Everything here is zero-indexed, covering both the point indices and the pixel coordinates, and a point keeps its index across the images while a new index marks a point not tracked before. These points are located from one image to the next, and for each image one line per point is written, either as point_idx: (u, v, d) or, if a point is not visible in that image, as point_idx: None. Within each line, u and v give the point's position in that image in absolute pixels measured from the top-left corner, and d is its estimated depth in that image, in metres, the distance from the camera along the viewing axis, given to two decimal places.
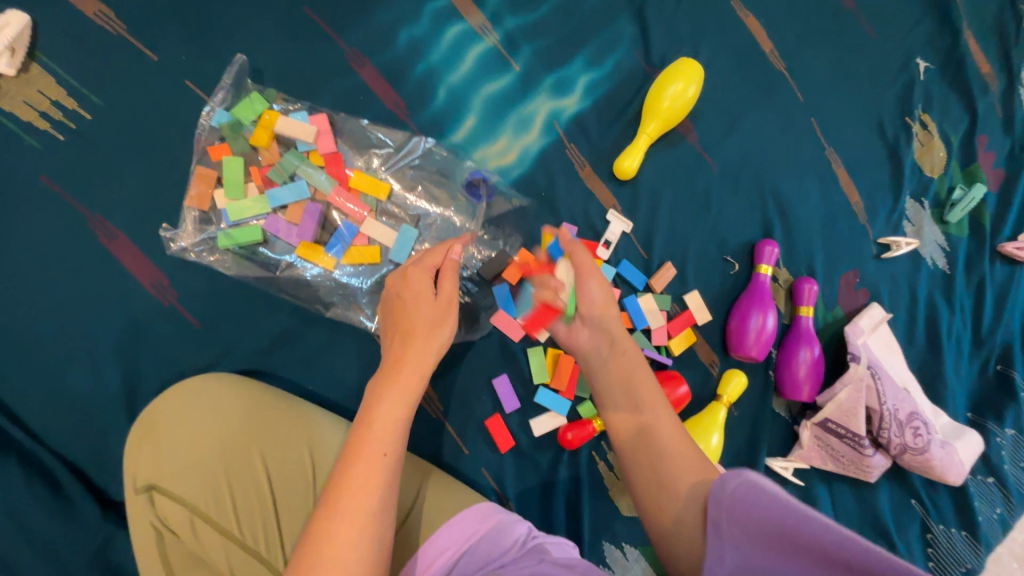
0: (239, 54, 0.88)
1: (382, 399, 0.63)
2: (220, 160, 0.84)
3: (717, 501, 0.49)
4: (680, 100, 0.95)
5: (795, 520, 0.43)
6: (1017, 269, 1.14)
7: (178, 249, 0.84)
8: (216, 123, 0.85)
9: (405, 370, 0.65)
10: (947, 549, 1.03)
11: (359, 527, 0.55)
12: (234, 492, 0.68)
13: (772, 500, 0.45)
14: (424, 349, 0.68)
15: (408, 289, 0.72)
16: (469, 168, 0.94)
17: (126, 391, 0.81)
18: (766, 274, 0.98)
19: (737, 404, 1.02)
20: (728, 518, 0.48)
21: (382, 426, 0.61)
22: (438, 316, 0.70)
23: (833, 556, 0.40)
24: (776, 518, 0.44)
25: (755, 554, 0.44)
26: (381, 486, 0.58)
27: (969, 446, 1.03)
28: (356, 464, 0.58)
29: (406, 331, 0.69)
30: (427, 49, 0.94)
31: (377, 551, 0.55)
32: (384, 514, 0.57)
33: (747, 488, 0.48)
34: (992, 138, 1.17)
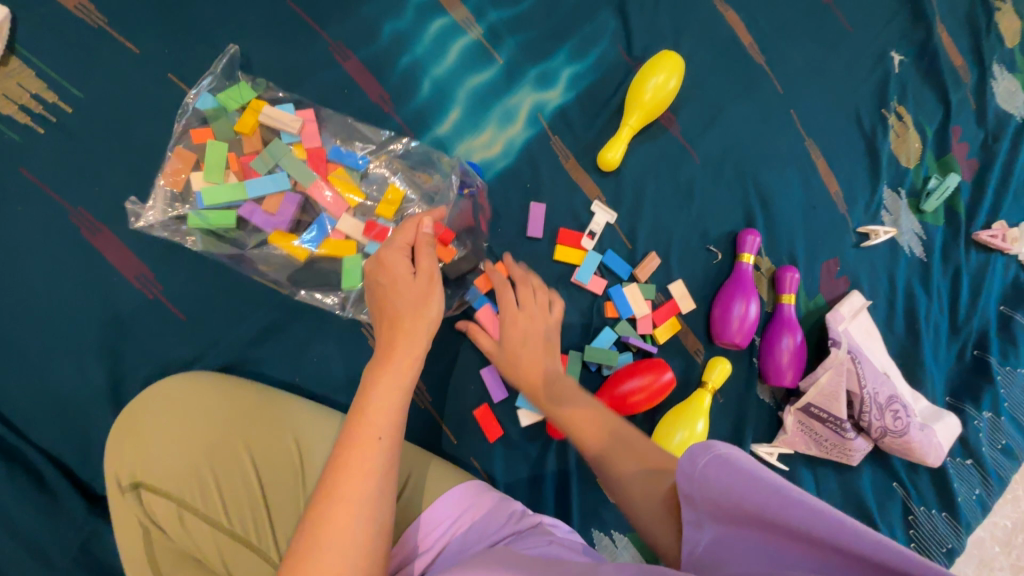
0: (233, 44, 0.89)
1: (374, 384, 0.65)
2: (203, 143, 0.85)
3: (688, 476, 0.51)
4: (661, 92, 0.96)
5: (768, 500, 0.43)
6: (991, 256, 1.18)
7: (144, 223, 0.82)
8: (200, 106, 0.85)
9: (396, 354, 0.67)
10: (928, 529, 1.06)
11: (359, 507, 0.55)
12: (222, 484, 0.68)
13: (744, 480, 0.46)
14: (412, 333, 0.70)
15: (388, 273, 0.73)
16: (451, 163, 0.93)
17: (112, 385, 0.80)
18: (748, 262, 1.00)
19: (722, 391, 1.04)
20: (702, 494, 0.50)
21: (375, 409, 0.62)
22: (422, 296, 0.72)
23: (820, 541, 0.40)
24: (743, 500, 0.45)
25: (731, 529, 0.46)
26: (379, 466, 0.58)
27: (947, 428, 1.06)
28: (352, 449, 0.58)
29: (393, 315, 0.70)
30: (410, 42, 0.95)
31: (378, 531, 0.55)
32: (384, 494, 0.57)
33: (719, 465, 0.49)
34: (965, 130, 1.20)
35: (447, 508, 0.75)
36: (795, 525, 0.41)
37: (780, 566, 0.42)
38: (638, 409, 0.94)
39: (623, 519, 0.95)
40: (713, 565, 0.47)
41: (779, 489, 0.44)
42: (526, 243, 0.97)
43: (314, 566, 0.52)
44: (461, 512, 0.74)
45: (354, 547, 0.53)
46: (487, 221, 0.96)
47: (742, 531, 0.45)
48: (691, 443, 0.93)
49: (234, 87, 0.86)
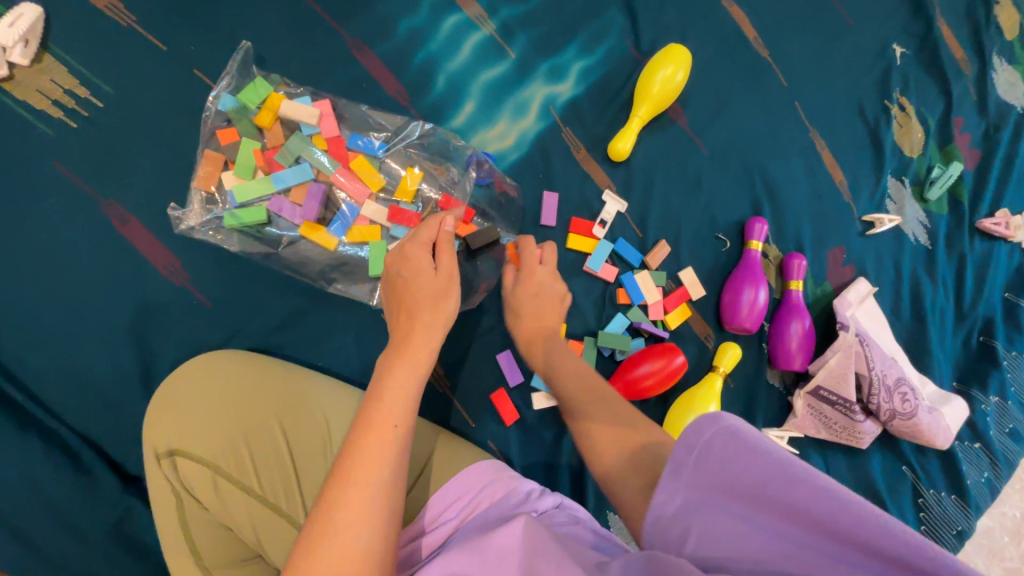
0: (245, 41, 0.91)
1: (390, 373, 0.67)
2: (228, 143, 0.87)
3: (689, 445, 0.51)
4: (669, 84, 0.99)
5: (784, 484, 0.44)
6: (995, 244, 1.20)
7: (186, 228, 0.86)
8: (222, 106, 0.88)
9: (415, 344, 0.69)
10: (938, 512, 1.07)
11: (375, 493, 0.57)
12: (254, 456, 0.70)
13: (753, 457, 0.47)
14: (431, 325, 0.72)
15: (410, 266, 0.76)
16: (469, 152, 0.97)
17: (142, 369, 0.83)
18: (756, 249, 1.02)
19: (733, 376, 1.06)
20: (700, 467, 0.50)
21: (393, 397, 0.64)
22: (440, 291, 0.74)
23: (825, 523, 0.42)
24: (759, 480, 0.46)
25: (720, 500, 0.48)
26: (394, 453, 0.60)
27: (955, 411, 1.08)
28: (370, 435, 0.60)
29: (412, 306, 0.73)
30: (425, 38, 0.97)
31: (390, 517, 0.57)
32: (398, 482, 0.59)
33: (728, 441, 0.49)
34: (967, 121, 1.22)
35: (452, 489, 0.78)
36: (804, 504, 0.43)
37: (768, 539, 0.44)
38: (651, 393, 0.96)
39: None
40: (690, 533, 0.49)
41: (789, 472, 0.45)
42: (539, 232, 0.99)
43: (327, 546, 0.53)
44: (466, 492, 0.78)
45: (370, 530, 0.55)
46: (500, 211, 0.99)
47: (738, 502, 0.47)
48: None
49: (252, 83, 0.88)
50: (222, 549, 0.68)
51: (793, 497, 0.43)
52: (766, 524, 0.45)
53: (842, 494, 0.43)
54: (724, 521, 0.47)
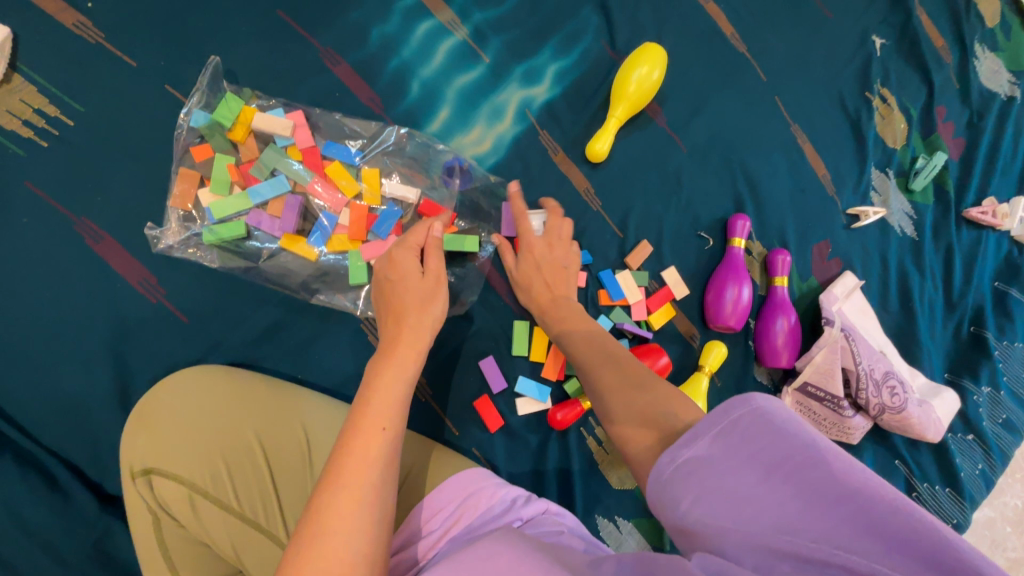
0: (214, 55, 0.91)
1: (377, 378, 0.66)
2: (202, 159, 0.87)
3: (719, 418, 0.49)
4: (645, 83, 0.99)
5: (807, 460, 0.43)
6: (983, 233, 1.19)
7: (164, 247, 0.86)
8: (194, 122, 0.87)
9: (400, 347, 0.70)
10: (931, 505, 1.07)
11: (362, 494, 0.56)
12: (231, 470, 0.69)
13: (779, 435, 0.45)
14: (418, 327, 0.73)
15: (396, 270, 0.76)
16: (446, 156, 0.97)
17: (121, 388, 0.83)
18: (739, 247, 1.02)
19: (720, 375, 1.05)
20: (727, 437, 0.47)
21: (380, 399, 0.64)
22: (427, 295, 0.75)
23: (847, 502, 0.40)
24: (783, 452, 0.44)
25: (744, 473, 0.44)
26: (383, 454, 0.59)
27: (946, 403, 1.07)
28: (358, 436, 0.60)
29: (399, 309, 0.73)
30: (398, 45, 0.97)
31: (380, 517, 0.56)
32: (387, 482, 0.58)
33: (758, 420, 0.47)
34: (950, 110, 1.22)
35: (435, 498, 0.77)
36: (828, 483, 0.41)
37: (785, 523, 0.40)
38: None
39: (625, 504, 0.97)
40: (701, 499, 0.45)
41: (814, 452, 0.43)
42: None
43: (317, 549, 0.52)
44: (450, 498, 0.77)
45: (358, 529, 0.54)
46: (480, 213, 0.98)
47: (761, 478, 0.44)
48: None
49: (223, 99, 0.88)
50: (202, 564, 0.67)
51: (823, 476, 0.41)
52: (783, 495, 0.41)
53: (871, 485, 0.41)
54: (730, 483, 0.45)
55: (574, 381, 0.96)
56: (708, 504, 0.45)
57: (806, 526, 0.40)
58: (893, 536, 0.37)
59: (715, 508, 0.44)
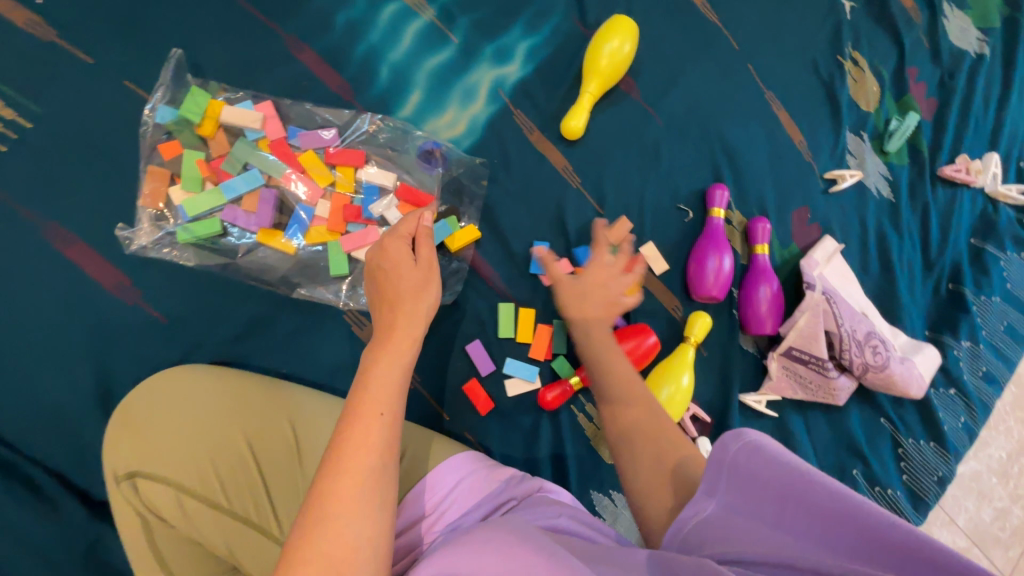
0: (177, 49, 0.89)
1: (372, 365, 0.64)
2: (170, 156, 0.86)
3: (719, 460, 0.55)
4: (618, 57, 0.98)
5: (808, 488, 0.48)
6: (958, 191, 1.20)
7: (137, 248, 0.84)
8: (161, 119, 0.86)
9: (394, 334, 0.68)
10: (917, 459, 1.09)
11: (360, 482, 0.55)
12: (219, 469, 0.67)
13: (765, 462, 0.52)
14: (413, 314, 0.71)
15: (388, 258, 0.75)
16: (420, 140, 0.96)
17: (104, 392, 0.81)
18: (719, 216, 1.02)
19: (706, 345, 1.06)
20: (734, 480, 0.53)
21: (375, 387, 0.62)
22: (420, 283, 0.73)
23: (847, 522, 0.45)
24: (790, 483, 0.49)
25: (758, 508, 0.50)
26: (380, 442, 0.58)
27: (927, 360, 1.09)
28: (355, 424, 0.58)
29: (393, 297, 0.72)
30: (365, 30, 0.95)
31: (382, 504, 0.56)
32: (385, 470, 0.57)
33: (750, 453, 0.53)
34: (922, 70, 1.22)
35: (424, 482, 0.77)
36: (829, 508, 0.46)
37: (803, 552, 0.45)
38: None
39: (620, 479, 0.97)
40: (722, 535, 0.50)
41: (808, 477, 0.49)
42: (499, 218, 0.98)
43: (322, 532, 0.52)
44: (438, 481, 0.78)
45: (358, 515, 0.53)
46: (458, 196, 0.97)
47: (773, 510, 0.49)
48: (678, 397, 0.95)
49: (189, 93, 0.87)
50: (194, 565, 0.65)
51: (829, 507, 0.46)
52: (798, 525, 0.47)
53: (858, 501, 0.46)
54: (750, 525, 0.50)
55: (562, 361, 0.96)
56: (727, 541, 0.49)
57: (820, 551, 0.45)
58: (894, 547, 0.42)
59: (743, 549, 0.48)
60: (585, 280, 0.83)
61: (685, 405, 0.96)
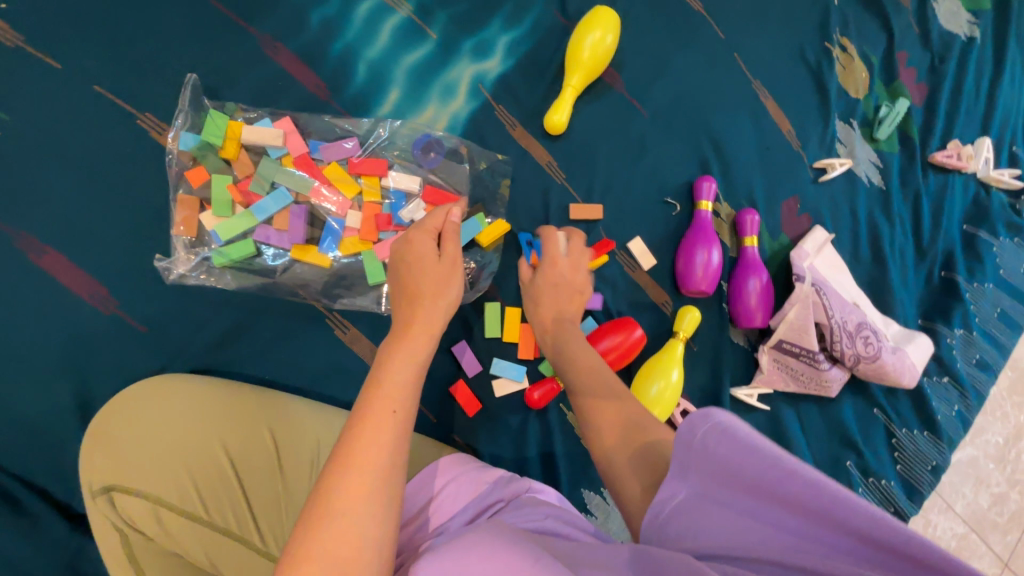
0: (190, 73, 0.88)
1: (386, 361, 0.60)
2: (199, 182, 0.85)
3: (688, 444, 0.51)
4: (600, 49, 0.96)
5: (778, 477, 0.45)
6: (949, 177, 1.19)
7: (176, 276, 0.84)
8: (184, 146, 0.85)
9: (413, 330, 0.63)
10: (911, 449, 1.09)
11: (372, 480, 0.50)
12: (197, 479, 0.66)
13: (740, 448, 0.48)
14: (432, 312, 0.66)
15: (412, 253, 0.71)
16: (399, 138, 0.94)
17: (82, 404, 0.80)
18: (706, 209, 1.01)
19: (696, 340, 1.05)
20: (704, 464, 0.50)
21: (391, 383, 0.57)
22: (443, 277, 0.69)
23: (818, 512, 0.43)
24: (758, 469, 0.46)
25: (730, 494, 0.48)
26: (393, 441, 0.53)
27: (920, 349, 1.08)
28: (369, 421, 0.54)
29: (414, 292, 0.68)
30: (340, 27, 0.93)
31: (389, 508, 0.50)
32: (396, 472, 0.52)
33: (719, 436, 0.49)
34: (912, 55, 1.21)
35: (414, 483, 0.76)
36: (800, 497, 0.44)
37: (774, 538, 0.45)
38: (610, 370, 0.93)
39: None
40: (695, 522, 0.49)
41: (778, 463, 0.46)
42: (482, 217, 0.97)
43: (327, 528, 0.47)
44: (426, 483, 0.76)
45: (366, 515, 0.48)
46: None
47: (743, 495, 0.47)
48: (668, 393, 0.94)
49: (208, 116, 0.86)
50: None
51: (800, 496, 0.44)
52: (775, 516, 0.45)
53: (829, 487, 0.43)
54: (723, 512, 0.48)
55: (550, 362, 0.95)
56: (702, 529, 0.48)
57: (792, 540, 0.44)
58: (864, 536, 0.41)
59: (716, 542, 0.47)
60: (542, 280, 0.88)
61: (675, 401, 0.95)
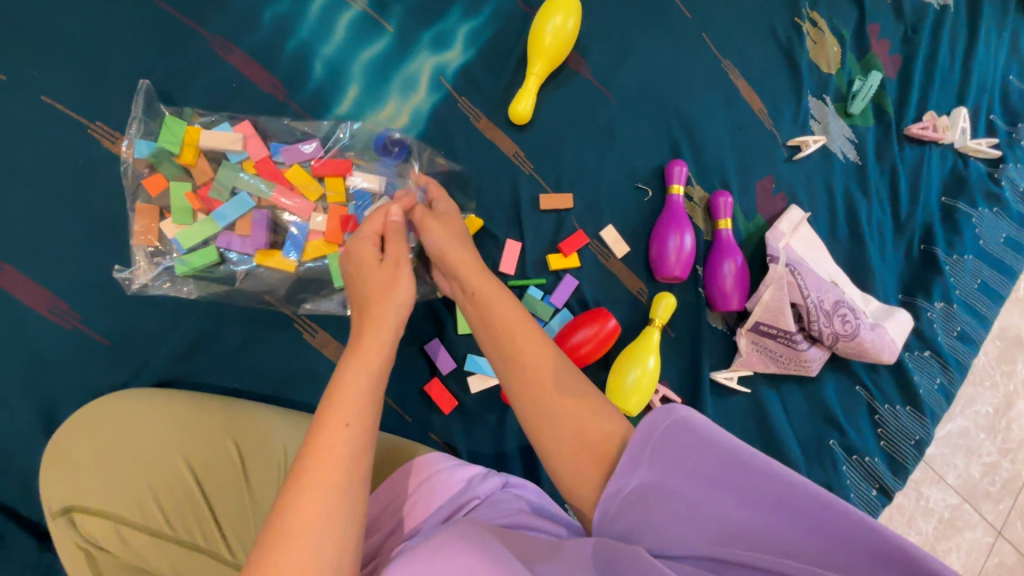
0: (143, 78, 0.86)
1: (340, 378, 0.57)
2: (157, 191, 0.83)
3: (647, 438, 0.50)
4: (561, 34, 0.94)
5: (735, 467, 0.47)
6: (926, 149, 1.17)
7: (138, 287, 0.83)
8: (138, 154, 0.83)
9: (363, 340, 0.60)
10: (893, 424, 1.08)
11: (326, 495, 0.49)
12: (159, 494, 0.65)
13: (693, 440, 0.49)
14: (381, 320, 0.63)
15: (354, 263, 0.69)
16: (360, 136, 0.92)
17: (47, 421, 0.79)
18: (678, 193, 0.99)
19: (673, 326, 1.04)
20: (663, 457, 0.49)
21: (343, 392, 0.55)
22: (386, 282, 0.66)
23: (772, 498, 0.44)
24: (718, 462, 0.47)
25: (688, 485, 0.47)
26: (348, 454, 0.52)
27: (899, 324, 1.07)
28: (320, 435, 0.52)
29: (361, 301, 0.65)
30: (294, 25, 0.91)
31: (349, 520, 0.49)
32: (354, 484, 0.51)
33: (679, 431, 0.50)
34: (884, 27, 1.19)
35: (382, 488, 0.72)
36: (756, 484, 0.45)
37: (731, 528, 0.45)
38: (586, 363, 0.92)
39: None
40: (651, 515, 0.48)
41: (735, 456, 0.47)
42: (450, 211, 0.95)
43: (286, 547, 0.46)
44: (396, 488, 0.72)
45: (321, 530, 0.47)
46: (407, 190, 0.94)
47: (700, 486, 0.47)
48: (645, 380, 0.93)
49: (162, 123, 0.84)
50: None
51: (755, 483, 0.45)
52: (729, 503, 0.46)
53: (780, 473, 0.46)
54: (678, 503, 0.47)
55: None
56: (658, 520, 0.48)
57: (748, 527, 0.44)
58: (812, 518, 0.43)
59: (671, 539, 0.47)
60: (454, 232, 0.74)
61: (653, 388, 0.94)
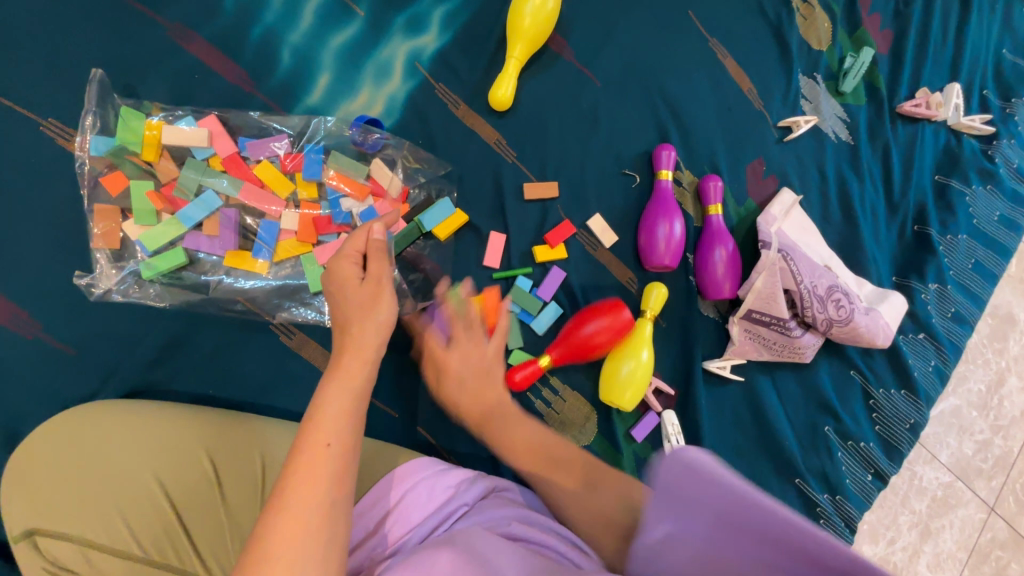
0: (97, 69, 0.81)
1: (320, 402, 0.54)
2: (116, 189, 0.79)
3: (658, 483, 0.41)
4: (541, 14, 0.89)
5: (745, 515, 0.36)
6: (919, 126, 1.15)
7: (100, 293, 0.79)
8: (96, 151, 0.79)
9: (345, 358, 0.58)
10: (888, 409, 1.07)
11: (305, 526, 0.45)
12: (127, 514, 0.62)
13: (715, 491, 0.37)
14: (364, 341, 0.60)
15: (335, 282, 0.64)
16: (334, 127, 0.87)
17: (12, 437, 0.76)
18: (667, 179, 0.95)
19: (663, 316, 1.01)
20: (673, 504, 0.40)
21: (323, 419, 0.52)
22: (367, 302, 0.61)
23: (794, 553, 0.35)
24: (726, 509, 0.37)
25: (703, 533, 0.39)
26: (329, 482, 0.48)
27: (894, 307, 1.05)
28: (298, 463, 0.49)
29: (340, 321, 0.61)
30: (259, 10, 0.86)
31: (329, 550, 0.46)
32: (335, 514, 0.48)
33: (677, 476, 0.39)
34: (875, 1, 1.15)
35: (366, 499, 0.69)
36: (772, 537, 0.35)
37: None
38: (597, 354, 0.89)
39: None
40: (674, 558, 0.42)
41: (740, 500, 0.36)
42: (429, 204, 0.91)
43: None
44: (382, 496, 0.69)
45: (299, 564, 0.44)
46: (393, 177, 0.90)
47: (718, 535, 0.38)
48: (639, 373, 0.90)
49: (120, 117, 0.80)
50: None
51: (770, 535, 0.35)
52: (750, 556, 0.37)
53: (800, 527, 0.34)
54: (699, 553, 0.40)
55: (519, 352, 0.92)
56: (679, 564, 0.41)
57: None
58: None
59: None
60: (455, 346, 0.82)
61: (648, 381, 0.91)
